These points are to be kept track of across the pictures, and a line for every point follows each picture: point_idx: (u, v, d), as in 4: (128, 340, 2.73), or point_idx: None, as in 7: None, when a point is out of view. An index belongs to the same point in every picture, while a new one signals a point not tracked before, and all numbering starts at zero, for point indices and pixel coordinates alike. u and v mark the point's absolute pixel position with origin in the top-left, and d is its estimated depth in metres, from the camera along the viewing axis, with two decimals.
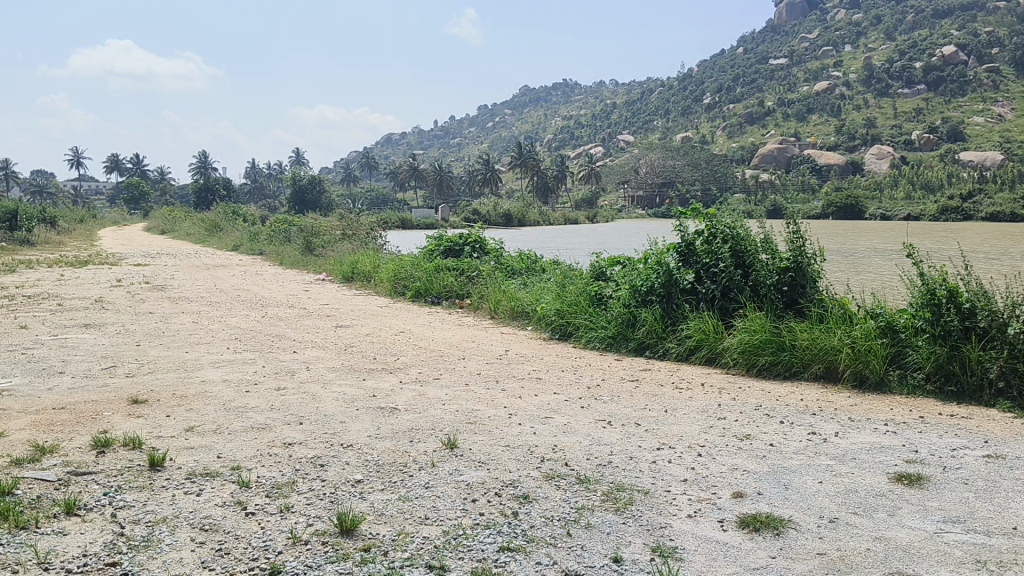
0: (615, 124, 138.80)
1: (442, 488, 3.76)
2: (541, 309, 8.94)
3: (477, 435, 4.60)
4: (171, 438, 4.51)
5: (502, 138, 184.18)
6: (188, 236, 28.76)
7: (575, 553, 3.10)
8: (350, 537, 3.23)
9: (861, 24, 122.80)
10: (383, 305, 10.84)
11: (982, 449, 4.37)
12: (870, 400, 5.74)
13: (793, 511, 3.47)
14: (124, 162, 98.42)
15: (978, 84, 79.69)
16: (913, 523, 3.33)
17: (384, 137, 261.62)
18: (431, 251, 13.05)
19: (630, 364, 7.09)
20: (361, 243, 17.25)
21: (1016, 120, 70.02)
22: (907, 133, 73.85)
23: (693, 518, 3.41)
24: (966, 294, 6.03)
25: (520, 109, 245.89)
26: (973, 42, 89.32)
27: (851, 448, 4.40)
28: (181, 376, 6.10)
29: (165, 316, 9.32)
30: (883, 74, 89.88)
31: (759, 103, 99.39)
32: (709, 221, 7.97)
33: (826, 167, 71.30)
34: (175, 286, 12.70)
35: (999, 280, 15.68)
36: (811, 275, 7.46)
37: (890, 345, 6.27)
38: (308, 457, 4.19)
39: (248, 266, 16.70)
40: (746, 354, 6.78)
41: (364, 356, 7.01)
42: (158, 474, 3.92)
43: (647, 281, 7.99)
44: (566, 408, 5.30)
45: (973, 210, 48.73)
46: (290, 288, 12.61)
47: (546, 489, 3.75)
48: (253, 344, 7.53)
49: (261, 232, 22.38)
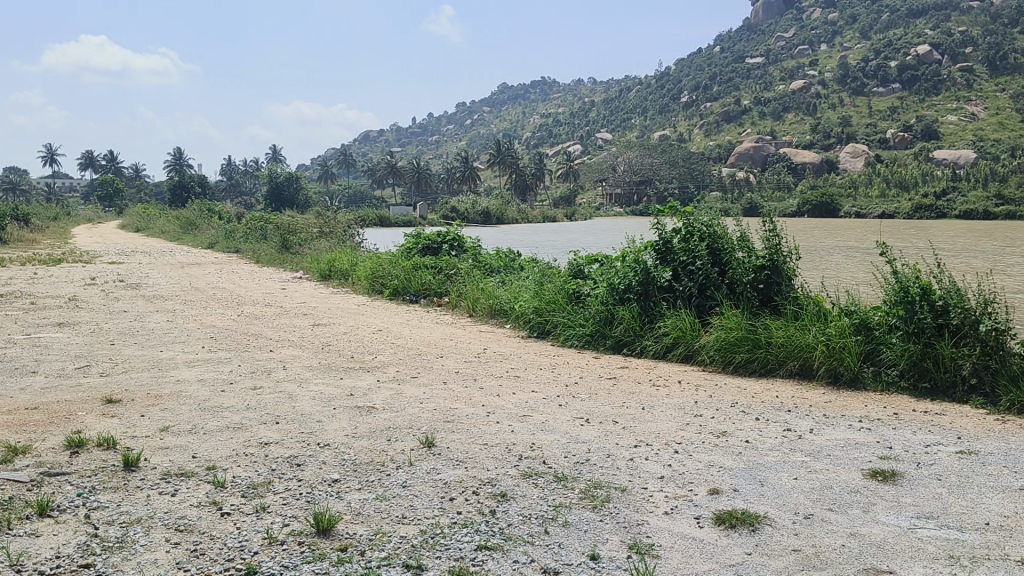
0: (593, 122, 139.30)
1: (419, 486, 3.75)
2: (518, 308, 8.94)
3: (454, 434, 4.58)
4: (145, 438, 4.46)
5: (480, 135, 184.10)
6: (162, 233, 28.37)
7: (552, 551, 3.09)
8: (327, 537, 3.21)
9: (836, 23, 123.75)
10: (362, 303, 10.75)
11: (955, 445, 4.42)
12: (846, 398, 5.74)
13: (767, 507, 3.49)
14: (98, 159, 97.38)
15: (952, 84, 80.54)
16: (887, 518, 3.36)
17: (362, 135, 260.68)
18: (409, 249, 13.00)
19: (608, 363, 7.09)
20: (338, 242, 17.08)
21: (989, 118, 70.94)
22: (882, 132, 74.53)
23: (669, 514, 3.43)
24: (939, 292, 6.07)
25: (498, 107, 245.69)
26: (947, 41, 89.97)
27: (826, 445, 4.44)
28: (155, 376, 6.03)
29: (139, 315, 9.17)
30: (859, 74, 90.59)
31: (736, 100, 99.75)
32: (686, 219, 7.97)
33: (802, 165, 71.87)
34: (149, 284, 12.52)
35: (960, 276, 16.52)
36: (786, 273, 7.57)
37: (865, 342, 6.33)
38: (284, 457, 4.16)
39: (224, 266, 16.46)
40: (721, 352, 6.81)
41: (342, 356, 6.93)
42: (133, 474, 3.89)
43: (624, 279, 7.98)
44: (544, 407, 5.28)
45: (947, 207, 49.45)
46: (267, 287, 12.57)
47: (523, 487, 3.74)
48: (228, 343, 7.43)
49: (237, 230, 22.15)
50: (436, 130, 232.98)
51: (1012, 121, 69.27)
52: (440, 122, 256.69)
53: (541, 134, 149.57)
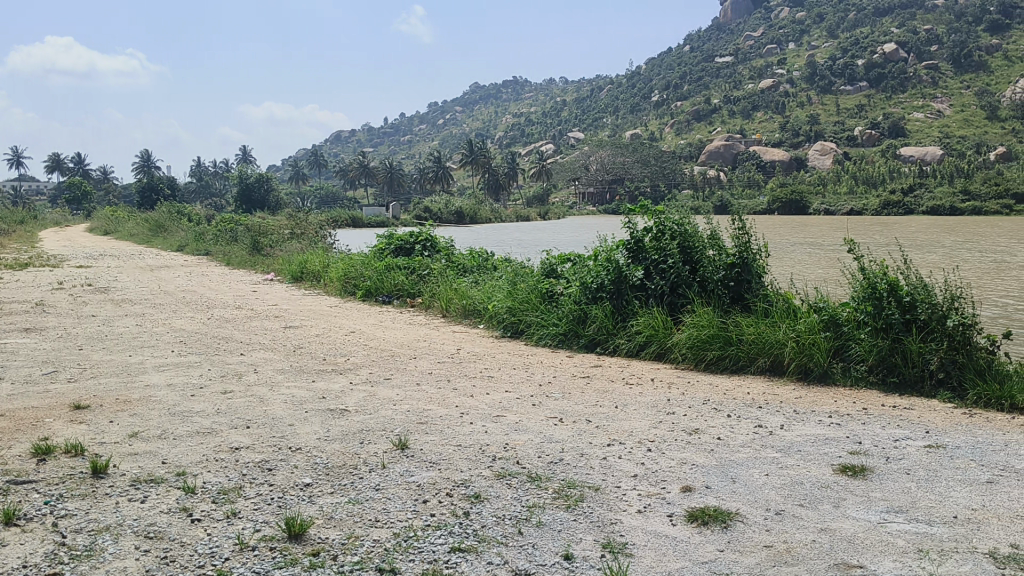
0: (565, 121, 139.77)
1: (392, 490, 3.72)
2: (492, 307, 8.93)
3: (428, 435, 4.57)
4: (114, 444, 4.41)
5: (452, 135, 183.67)
6: (132, 236, 28.04)
7: (526, 551, 3.09)
8: (299, 542, 3.18)
9: (804, 23, 124.88)
10: (333, 305, 10.70)
11: (923, 440, 4.46)
12: (815, 393, 5.82)
13: (739, 504, 3.51)
14: (66, 161, 95.97)
15: (918, 81, 81.47)
16: (857, 514, 3.39)
17: (334, 137, 259.11)
18: (382, 250, 12.93)
19: (581, 361, 7.12)
20: (310, 243, 17.02)
21: (954, 116, 72.03)
22: (850, 129, 75.32)
23: (642, 513, 3.44)
24: (906, 288, 6.14)
25: (470, 108, 245.49)
26: (912, 40, 90.97)
27: (797, 440, 4.47)
28: (125, 381, 5.96)
29: (108, 319, 9.11)
30: (826, 72, 91.29)
31: (706, 100, 100.40)
32: (657, 218, 8.01)
33: (771, 163, 72.53)
34: (118, 288, 12.42)
35: (926, 272, 16.80)
36: (756, 270, 7.63)
37: (834, 337, 6.39)
38: (255, 461, 4.11)
39: (194, 268, 16.39)
40: (694, 348, 6.84)
41: (313, 358, 6.93)
42: (102, 481, 3.84)
43: (597, 278, 7.99)
44: (518, 407, 5.28)
45: (914, 203, 50.11)
46: (238, 288, 12.50)
47: (496, 488, 3.74)
48: (199, 347, 7.40)
49: (207, 232, 21.98)
50: (409, 130, 232.19)
51: (976, 117, 70.34)
52: (413, 123, 255.98)
53: (513, 134, 149.50)
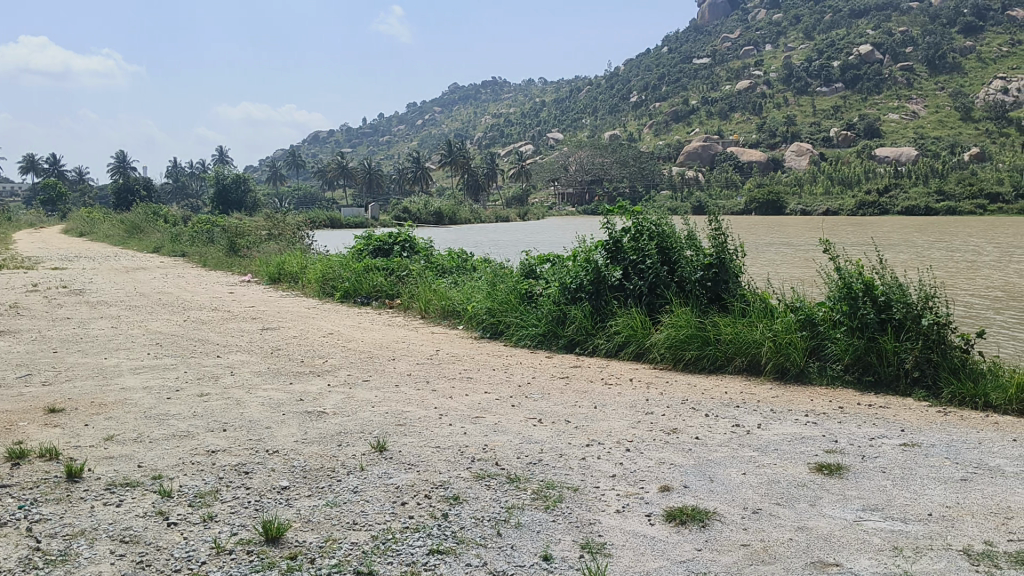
0: (544, 122, 139.95)
1: (371, 491, 3.71)
2: (471, 309, 8.93)
3: (406, 437, 4.55)
4: (89, 447, 4.37)
5: (431, 136, 183.16)
6: (107, 238, 27.77)
7: (504, 553, 3.09)
8: (276, 545, 3.17)
9: (781, 24, 125.66)
10: (311, 306, 10.65)
11: (899, 438, 4.50)
12: (791, 392, 5.86)
13: (717, 503, 3.53)
14: (40, 162, 94.81)
15: (893, 83, 82.22)
16: (832, 511, 3.41)
17: (313, 137, 257.80)
18: (360, 250, 12.88)
19: (560, 362, 7.11)
20: (288, 244, 16.92)
21: (929, 117, 72.74)
22: (826, 130, 75.92)
23: (621, 512, 3.45)
24: (881, 287, 6.19)
25: (450, 108, 245.11)
26: (887, 41, 91.81)
27: (773, 440, 4.50)
28: (100, 384, 5.91)
29: (83, 321, 9.02)
30: (803, 73, 91.90)
31: (684, 101, 100.84)
32: (635, 218, 8.05)
33: (748, 164, 72.99)
34: (94, 290, 12.30)
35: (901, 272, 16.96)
36: (733, 270, 7.68)
37: (810, 337, 6.44)
38: (231, 465, 4.08)
39: (170, 269, 16.29)
40: (672, 348, 6.86)
41: (291, 359, 6.89)
42: (76, 485, 3.79)
43: (576, 278, 8.00)
44: (498, 407, 5.29)
45: (889, 204, 50.55)
46: (215, 290, 12.43)
47: (477, 490, 3.74)
48: (176, 349, 7.34)
49: (183, 233, 21.80)
50: (388, 130, 231.48)
51: (950, 119, 71.11)
52: (392, 123, 255.40)
53: (491, 135, 149.52)
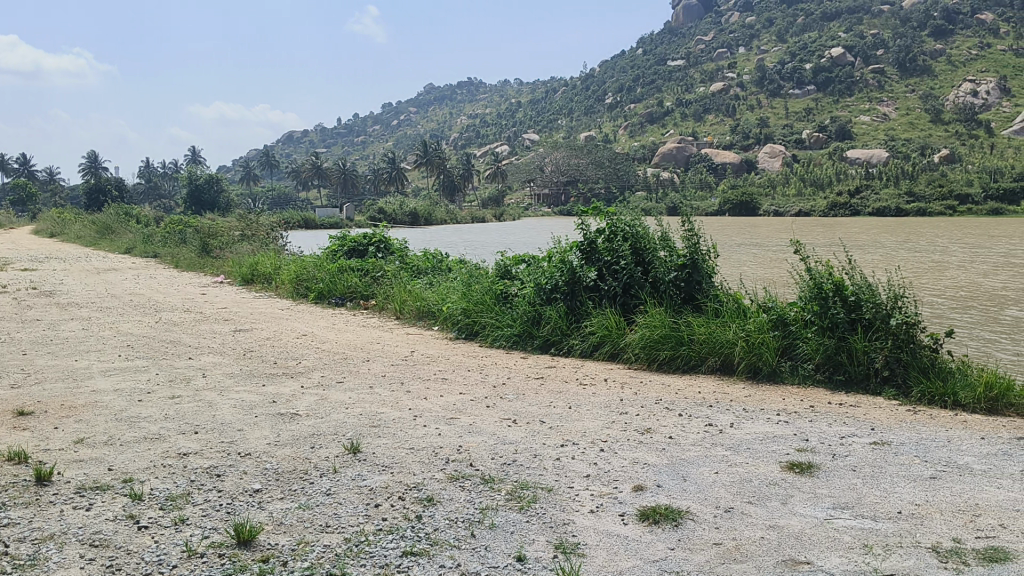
0: (519, 123, 140.16)
1: (344, 494, 3.70)
2: (446, 309, 8.91)
3: (380, 439, 4.54)
4: (59, 451, 4.31)
5: (407, 136, 182.81)
6: (77, 239, 27.47)
7: (478, 553, 3.09)
8: (248, 548, 3.15)
9: (754, 27, 126.58)
10: (285, 307, 10.58)
11: (869, 437, 4.55)
12: (763, 391, 5.91)
13: (690, 502, 3.55)
14: (10, 162, 93.51)
15: (865, 85, 83.08)
16: (804, 510, 3.44)
17: (287, 137, 256.38)
18: (334, 251, 12.82)
19: (536, 362, 7.11)
20: (261, 245, 16.78)
21: (899, 119, 73.56)
22: (798, 132, 76.62)
23: (595, 512, 3.46)
24: (851, 287, 6.25)
25: (425, 108, 244.80)
26: (859, 44, 92.63)
27: (746, 439, 4.53)
28: (70, 386, 5.84)
29: (54, 323, 8.91)
30: (776, 75, 92.67)
31: (659, 103, 101.32)
32: (609, 219, 8.07)
33: (722, 166, 73.45)
34: (64, 292, 12.16)
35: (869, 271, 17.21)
36: (705, 271, 7.72)
37: (783, 337, 6.48)
38: (202, 468, 4.05)
39: (141, 270, 16.14)
40: (647, 348, 6.89)
41: (265, 361, 6.85)
42: (45, 488, 3.75)
43: (551, 279, 8.01)
44: (472, 408, 5.29)
45: (860, 205, 51.05)
46: (188, 291, 12.32)
47: (450, 491, 3.73)
48: (147, 351, 7.28)
49: (156, 234, 21.61)
50: (364, 130, 230.81)
51: (921, 120, 71.92)
52: (367, 123, 254.70)
53: (467, 135, 149.45)
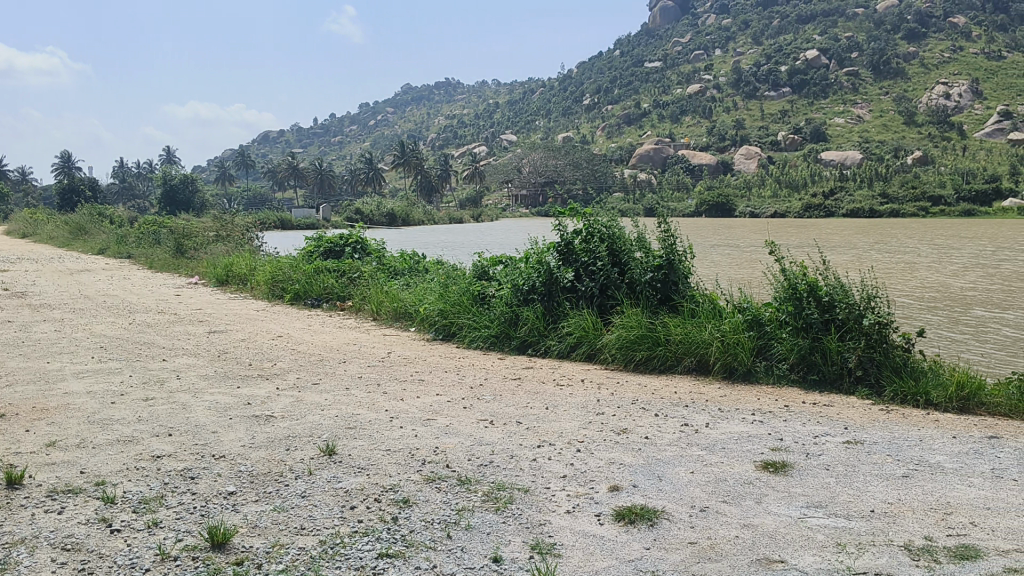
0: (497, 124, 140.21)
1: (318, 496, 3.68)
2: (423, 310, 8.89)
3: (355, 440, 4.52)
4: (30, 454, 4.27)
5: (384, 137, 182.23)
6: (49, 240, 27.17)
7: (454, 556, 3.09)
8: (221, 551, 3.13)
9: (730, 28, 127.28)
10: (260, 309, 10.52)
11: (842, 436, 4.58)
12: (739, 390, 5.95)
13: (665, 501, 3.56)
14: None
15: (840, 87, 83.77)
16: (778, 508, 3.47)
17: (264, 137, 254.93)
18: (310, 253, 12.74)
19: (513, 363, 7.11)
20: (236, 245, 16.65)
21: (873, 121, 74.26)
22: (774, 134, 77.17)
23: (570, 513, 3.47)
24: (825, 288, 6.29)
25: (403, 108, 244.27)
26: (834, 46, 93.40)
27: (720, 438, 4.56)
28: (41, 389, 5.77)
29: (25, 324, 8.81)
30: (751, 78, 93.29)
31: (636, 104, 101.67)
32: (586, 220, 8.07)
33: (698, 167, 73.84)
34: (35, 292, 12.02)
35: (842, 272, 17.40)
36: (682, 272, 7.75)
37: (758, 337, 6.53)
38: (177, 470, 4.02)
39: (114, 271, 15.99)
40: (623, 349, 6.91)
41: (239, 363, 6.81)
42: (16, 492, 3.70)
43: (528, 280, 8.02)
44: (448, 409, 5.29)
45: (835, 206, 51.47)
46: (161, 292, 12.21)
47: (425, 492, 3.72)
48: (120, 353, 7.21)
49: (129, 234, 21.41)
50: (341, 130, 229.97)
51: (894, 123, 72.62)
52: (344, 123, 253.70)
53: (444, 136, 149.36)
